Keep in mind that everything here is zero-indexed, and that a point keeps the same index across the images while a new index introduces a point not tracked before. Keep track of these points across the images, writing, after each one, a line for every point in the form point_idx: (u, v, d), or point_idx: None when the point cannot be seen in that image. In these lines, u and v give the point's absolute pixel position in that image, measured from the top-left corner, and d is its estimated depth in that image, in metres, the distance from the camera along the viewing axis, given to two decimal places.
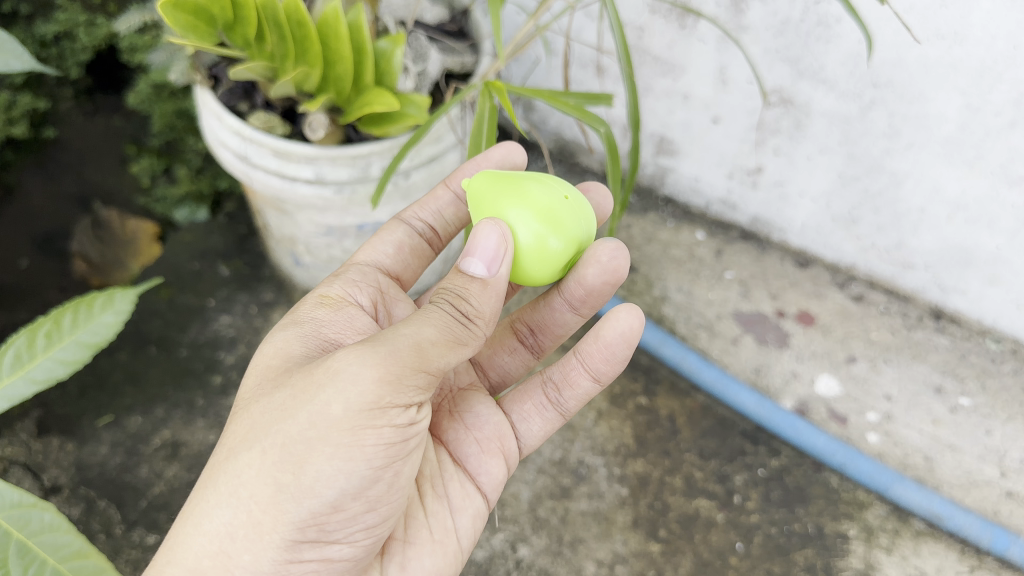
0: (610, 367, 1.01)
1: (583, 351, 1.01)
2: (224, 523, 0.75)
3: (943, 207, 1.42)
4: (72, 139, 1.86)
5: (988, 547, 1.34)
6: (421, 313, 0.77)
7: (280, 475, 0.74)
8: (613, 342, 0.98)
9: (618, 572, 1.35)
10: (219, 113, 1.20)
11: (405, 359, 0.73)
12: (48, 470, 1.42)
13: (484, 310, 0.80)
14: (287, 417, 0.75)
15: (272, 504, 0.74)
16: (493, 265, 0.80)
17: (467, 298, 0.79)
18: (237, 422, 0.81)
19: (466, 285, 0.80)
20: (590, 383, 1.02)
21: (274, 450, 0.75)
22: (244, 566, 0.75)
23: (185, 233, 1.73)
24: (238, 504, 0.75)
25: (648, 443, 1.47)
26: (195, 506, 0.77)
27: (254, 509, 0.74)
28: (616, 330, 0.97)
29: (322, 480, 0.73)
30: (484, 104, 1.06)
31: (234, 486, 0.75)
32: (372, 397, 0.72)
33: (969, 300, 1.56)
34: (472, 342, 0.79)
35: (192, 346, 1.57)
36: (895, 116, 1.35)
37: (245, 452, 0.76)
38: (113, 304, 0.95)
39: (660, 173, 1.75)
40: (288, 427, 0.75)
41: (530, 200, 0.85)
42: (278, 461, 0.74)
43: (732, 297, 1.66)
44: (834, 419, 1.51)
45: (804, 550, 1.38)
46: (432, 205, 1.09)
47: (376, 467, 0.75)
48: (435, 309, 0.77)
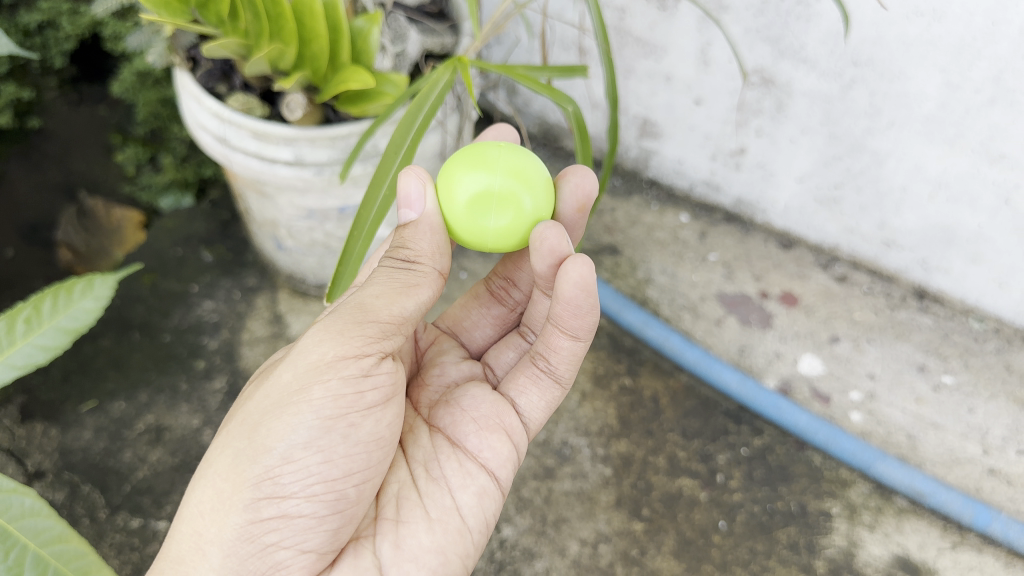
0: (580, 321, 0.91)
1: (552, 317, 0.93)
2: (196, 503, 0.80)
3: (924, 185, 1.43)
4: (56, 128, 1.86)
5: (970, 523, 1.35)
6: (369, 283, 0.87)
7: (239, 444, 0.81)
8: (571, 294, 0.87)
9: (602, 551, 1.35)
10: (198, 96, 1.20)
11: (348, 315, 0.82)
12: (32, 456, 1.42)
13: (425, 252, 0.88)
14: (250, 401, 0.84)
15: (232, 470, 0.80)
16: (418, 204, 0.88)
17: (406, 243, 0.88)
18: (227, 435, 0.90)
19: (403, 232, 0.88)
20: (570, 342, 0.94)
21: (239, 425, 0.83)
22: (211, 538, 0.78)
23: (169, 219, 1.73)
24: (207, 482, 0.81)
25: (631, 424, 1.48)
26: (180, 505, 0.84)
27: (219, 481, 0.80)
28: (567, 281, 0.86)
29: (273, 435, 0.79)
30: (445, 74, 1.04)
31: (206, 469, 0.83)
32: (317, 354, 0.81)
33: (952, 278, 1.56)
34: (421, 281, 0.86)
35: (175, 331, 1.57)
36: (876, 95, 1.35)
37: (218, 441, 0.84)
38: (93, 290, 0.95)
39: (644, 156, 1.75)
40: (251, 407, 0.83)
41: (479, 152, 0.88)
42: (239, 435, 0.82)
43: (716, 279, 1.66)
44: (817, 399, 1.51)
45: (787, 527, 1.38)
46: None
47: (324, 416, 0.79)
48: (381, 275, 0.87)
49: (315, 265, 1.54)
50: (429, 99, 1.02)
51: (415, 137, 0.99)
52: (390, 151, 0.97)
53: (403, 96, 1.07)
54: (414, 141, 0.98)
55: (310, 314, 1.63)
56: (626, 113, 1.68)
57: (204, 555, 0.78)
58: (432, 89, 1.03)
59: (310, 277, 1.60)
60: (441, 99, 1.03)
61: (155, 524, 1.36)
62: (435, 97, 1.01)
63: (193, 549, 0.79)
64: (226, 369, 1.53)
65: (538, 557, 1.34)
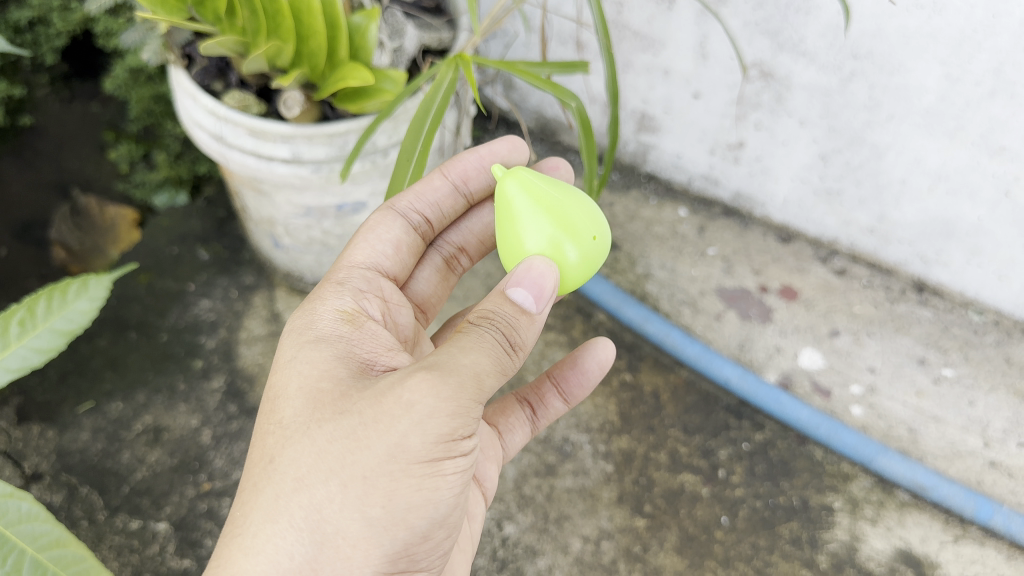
0: (580, 390, 1.10)
1: (557, 375, 1.09)
2: (310, 563, 0.71)
3: (924, 178, 1.42)
4: (49, 126, 1.84)
5: (972, 517, 1.35)
6: (476, 344, 0.75)
7: (368, 508, 0.72)
8: (590, 368, 1.08)
9: (604, 548, 1.35)
10: (193, 93, 1.19)
11: (467, 389, 0.72)
12: (29, 458, 1.41)
13: (526, 341, 0.79)
14: (361, 450, 0.72)
15: (361, 538, 0.72)
16: (540, 302, 0.79)
17: (504, 321, 0.77)
18: (287, 455, 0.75)
19: (516, 315, 0.78)
20: (560, 404, 1.10)
21: (356, 481, 0.72)
22: None
23: (164, 217, 1.71)
24: (321, 540, 0.72)
25: (632, 420, 1.47)
26: (256, 542, 0.72)
27: (343, 545, 0.72)
28: (595, 358, 1.07)
29: (411, 509, 0.74)
30: (448, 74, 1.04)
31: (313, 519, 0.72)
32: (449, 427, 0.72)
33: (951, 271, 1.56)
34: (511, 371, 0.78)
35: (172, 330, 1.56)
36: (875, 88, 1.34)
37: (320, 486, 0.72)
38: (88, 291, 0.95)
39: (642, 150, 1.75)
40: (365, 459, 0.72)
41: (560, 215, 0.85)
42: (362, 495, 0.72)
43: (716, 274, 1.66)
44: (817, 393, 1.51)
45: (789, 522, 1.38)
46: (429, 195, 1.04)
47: (455, 493, 0.77)
48: (485, 336, 0.76)
49: (314, 263, 1.53)
50: (434, 102, 1.02)
51: (424, 142, 1.01)
52: (402, 160, 1.01)
53: (403, 92, 1.06)
54: (424, 145, 1.01)
55: None
56: (624, 108, 1.67)
57: None
58: (436, 92, 1.03)
59: (308, 275, 1.59)
60: (446, 100, 1.02)
61: (154, 526, 1.35)
62: (449, 95, 1.03)
63: None
64: (224, 369, 1.52)
65: (540, 555, 1.34)
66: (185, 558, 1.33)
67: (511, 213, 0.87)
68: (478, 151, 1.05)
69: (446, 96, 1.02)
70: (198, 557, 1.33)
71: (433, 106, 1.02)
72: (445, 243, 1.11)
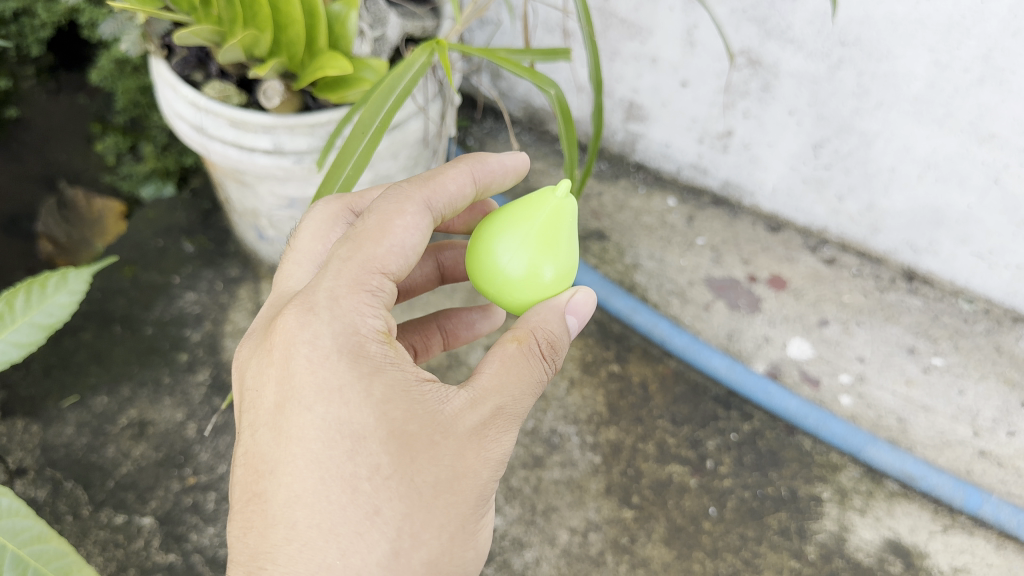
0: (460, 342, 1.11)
1: (450, 330, 1.08)
2: None
3: (913, 166, 1.41)
4: (35, 118, 1.83)
5: (961, 506, 1.34)
6: (535, 385, 0.77)
7: (465, 550, 0.74)
8: (478, 329, 1.11)
9: (592, 540, 1.34)
10: (175, 84, 1.17)
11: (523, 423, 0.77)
12: (13, 453, 1.40)
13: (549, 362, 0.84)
14: (461, 499, 0.72)
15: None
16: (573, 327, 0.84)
17: (558, 347, 0.81)
18: (389, 508, 0.69)
19: (562, 339, 0.81)
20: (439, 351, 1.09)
21: (460, 533, 0.73)
22: None
23: (150, 209, 1.70)
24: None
25: (620, 411, 1.46)
26: None
27: None
28: (487, 322, 1.11)
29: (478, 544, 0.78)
30: (420, 58, 1.00)
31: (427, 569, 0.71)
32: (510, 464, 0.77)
33: (941, 260, 1.55)
34: None
35: (157, 324, 1.55)
36: (864, 75, 1.33)
37: (432, 540, 0.71)
38: (67, 284, 0.93)
39: (630, 139, 1.73)
40: (465, 507, 0.73)
41: (546, 241, 0.83)
42: (462, 541, 0.74)
43: (704, 263, 1.65)
44: (806, 382, 1.50)
45: (777, 513, 1.37)
46: (457, 201, 0.83)
47: None
48: (541, 373, 0.78)
49: None
50: (401, 82, 0.98)
51: (385, 118, 0.96)
52: (358, 133, 0.94)
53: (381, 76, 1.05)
54: (385, 123, 0.96)
55: None
56: (612, 96, 1.66)
57: None
58: (407, 71, 0.98)
59: None
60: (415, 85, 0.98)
61: (139, 520, 1.34)
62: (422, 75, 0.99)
63: None
64: (209, 362, 1.51)
65: (528, 547, 1.33)
66: (170, 553, 1.32)
67: (525, 238, 0.82)
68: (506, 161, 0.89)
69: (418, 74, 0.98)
70: (184, 552, 1.32)
71: (399, 84, 0.97)
72: None
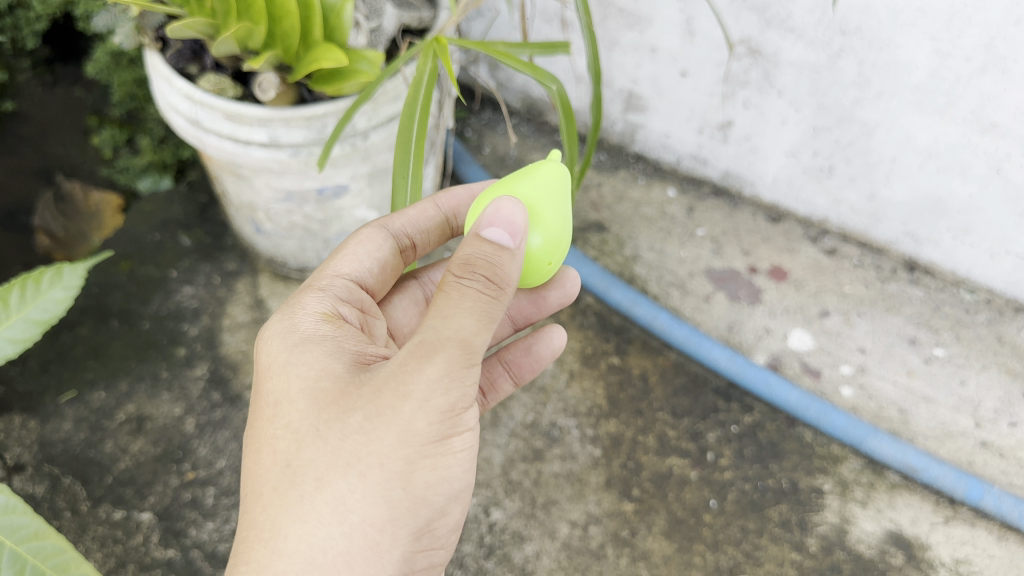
0: (528, 372, 1.10)
1: (511, 360, 1.08)
2: (340, 556, 0.71)
3: (915, 156, 1.40)
4: (31, 111, 1.82)
5: (963, 498, 1.33)
6: (474, 310, 0.71)
7: (389, 491, 0.72)
8: (544, 354, 1.09)
9: (592, 533, 1.33)
10: (168, 77, 1.17)
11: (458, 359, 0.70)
12: (11, 449, 1.39)
13: (513, 280, 0.75)
14: (372, 439, 0.71)
15: (386, 523, 0.72)
16: (517, 236, 0.75)
17: (486, 264, 0.73)
18: (299, 456, 0.73)
19: (495, 253, 0.73)
20: (511, 386, 1.10)
21: (374, 471, 0.71)
22: None
23: (147, 203, 1.70)
24: (349, 530, 0.71)
25: (620, 403, 1.46)
26: (287, 545, 0.70)
27: (370, 533, 0.72)
28: (549, 346, 1.08)
29: (430, 488, 0.74)
30: (426, 64, 1.00)
31: (338, 512, 0.71)
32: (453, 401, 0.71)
33: (943, 250, 1.54)
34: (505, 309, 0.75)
35: (155, 318, 1.54)
36: (864, 64, 1.32)
37: (340, 480, 0.71)
38: (62, 280, 0.93)
39: (629, 130, 1.72)
40: (378, 447, 0.71)
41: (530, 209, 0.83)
42: (382, 481, 0.71)
43: (704, 254, 1.64)
44: (807, 373, 1.49)
45: (778, 505, 1.37)
46: (418, 219, 0.99)
47: (468, 460, 0.77)
48: (471, 295, 0.71)
49: (296, 248, 1.50)
50: (416, 104, 0.98)
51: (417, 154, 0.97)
52: (399, 180, 0.97)
53: (381, 75, 1.05)
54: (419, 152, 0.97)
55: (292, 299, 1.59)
56: (611, 86, 1.65)
57: None
58: (417, 87, 0.98)
59: (291, 261, 1.56)
60: (429, 97, 0.98)
61: (138, 516, 1.34)
62: (432, 89, 0.99)
63: None
64: (207, 357, 1.51)
65: (528, 540, 1.32)
66: (169, 549, 1.31)
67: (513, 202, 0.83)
68: (470, 189, 1.04)
69: (431, 93, 0.98)
70: (184, 547, 1.31)
71: (417, 109, 0.98)
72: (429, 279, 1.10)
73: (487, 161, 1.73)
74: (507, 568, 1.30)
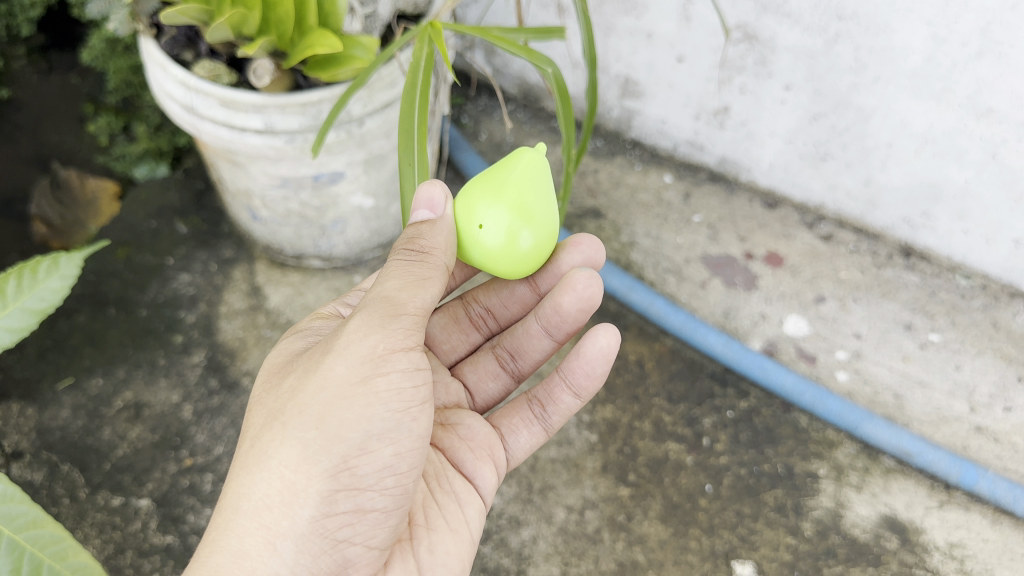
0: (589, 382, 1.02)
1: (564, 369, 1.03)
2: (262, 496, 0.78)
3: (911, 141, 1.40)
4: (26, 98, 1.82)
5: (957, 482, 1.33)
6: (398, 277, 0.84)
7: (304, 432, 0.79)
8: (593, 358, 0.99)
9: (588, 517, 1.34)
10: (164, 64, 1.17)
11: (376, 309, 0.82)
12: (9, 436, 1.40)
13: (438, 245, 0.86)
14: (298, 392, 0.81)
15: (301, 462, 0.78)
16: (439, 208, 0.87)
17: (415, 240, 0.85)
18: (253, 421, 0.85)
19: (419, 226, 0.87)
20: (571, 399, 1.04)
21: (295, 417, 0.80)
22: (281, 531, 0.77)
23: (143, 190, 1.69)
24: (271, 471, 0.78)
25: (617, 389, 1.47)
26: (227, 492, 0.80)
27: (285, 472, 0.78)
28: (595, 347, 0.98)
29: (345, 426, 0.78)
30: (422, 48, 0.99)
31: (264, 456, 0.79)
32: (367, 346, 0.80)
33: (939, 235, 1.54)
34: (433, 274, 0.85)
35: (152, 306, 1.54)
36: (861, 50, 1.32)
37: (269, 431, 0.81)
38: (58, 269, 0.92)
39: (626, 116, 1.72)
40: (301, 397, 0.80)
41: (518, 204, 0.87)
42: (300, 424, 0.79)
43: (701, 241, 1.64)
44: (803, 359, 1.50)
45: (774, 490, 1.37)
46: None
47: (393, 407, 0.80)
48: (398, 265, 0.85)
49: (293, 236, 1.50)
50: (415, 88, 0.97)
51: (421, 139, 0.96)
52: (404, 168, 0.95)
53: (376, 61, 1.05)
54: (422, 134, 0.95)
55: (289, 286, 1.59)
56: (607, 72, 1.65)
57: (277, 551, 0.77)
58: (415, 72, 0.98)
59: (287, 249, 1.56)
60: (428, 81, 0.98)
61: (136, 502, 1.34)
62: (431, 72, 0.98)
63: (263, 543, 0.77)
64: (204, 344, 1.51)
65: (525, 525, 1.33)
66: (168, 535, 1.32)
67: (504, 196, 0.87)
68: None
69: (430, 76, 0.97)
70: (182, 533, 1.32)
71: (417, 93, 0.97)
72: (472, 300, 1.15)
73: (483, 148, 1.72)
74: (503, 552, 1.30)
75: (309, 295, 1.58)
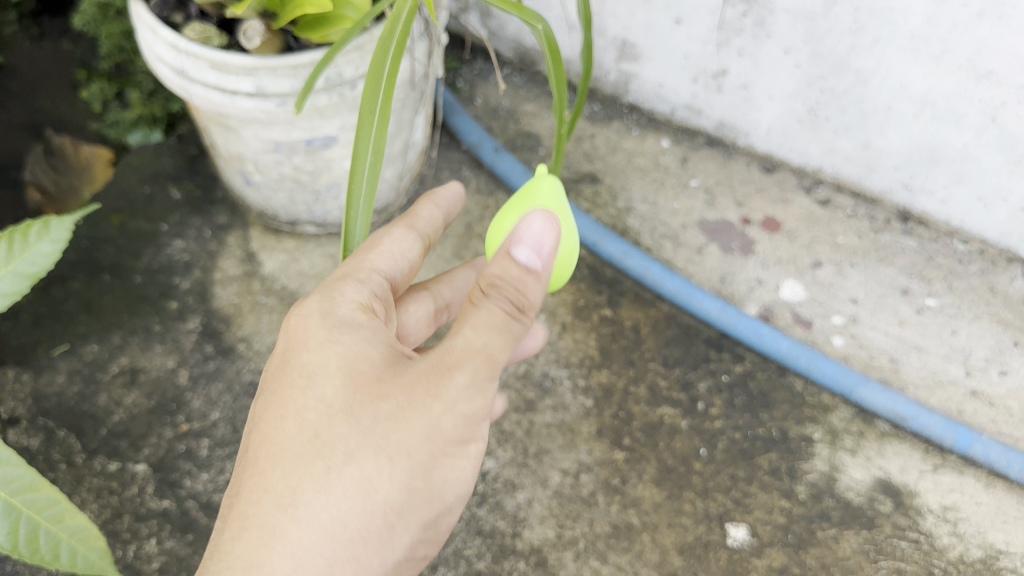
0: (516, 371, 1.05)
1: None
2: (354, 526, 0.70)
3: (910, 105, 1.39)
4: (19, 65, 1.81)
5: (952, 446, 1.33)
6: (507, 333, 0.76)
7: (412, 479, 0.73)
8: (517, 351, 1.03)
9: (584, 481, 1.34)
10: (153, 26, 1.15)
11: (482, 366, 0.74)
12: (5, 402, 1.40)
13: (535, 301, 0.79)
14: (402, 425, 0.72)
15: (403, 506, 0.73)
16: (540, 253, 0.79)
17: (522, 295, 0.77)
18: (330, 431, 0.71)
19: (521, 275, 0.77)
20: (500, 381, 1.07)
21: (403, 457, 0.72)
22: (371, 568, 0.72)
23: (136, 155, 1.68)
24: (371, 510, 0.71)
25: (612, 354, 1.47)
26: (309, 512, 0.69)
27: (388, 514, 0.72)
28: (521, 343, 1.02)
29: (443, 485, 0.76)
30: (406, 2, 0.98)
31: (364, 488, 0.70)
32: (474, 409, 0.75)
33: (937, 201, 1.53)
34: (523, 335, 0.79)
35: (146, 272, 1.54)
36: (860, 11, 1.30)
37: (368, 458, 0.71)
38: (49, 232, 0.88)
39: (624, 79, 1.71)
40: (407, 435, 0.72)
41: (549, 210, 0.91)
42: (409, 467, 0.72)
43: (698, 206, 1.63)
44: (798, 324, 1.50)
45: (768, 453, 1.38)
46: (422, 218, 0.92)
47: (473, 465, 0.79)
48: (500, 314, 0.76)
49: (286, 202, 1.49)
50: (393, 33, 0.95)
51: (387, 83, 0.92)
52: (365, 111, 0.90)
53: (364, 20, 1.03)
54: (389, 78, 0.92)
55: (283, 252, 1.59)
56: (604, 35, 1.63)
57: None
58: (396, 21, 0.96)
59: (281, 214, 1.55)
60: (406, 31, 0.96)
61: (133, 468, 1.35)
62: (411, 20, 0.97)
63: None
64: (199, 310, 1.51)
65: (520, 489, 1.33)
66: (164, 499, 1.32)
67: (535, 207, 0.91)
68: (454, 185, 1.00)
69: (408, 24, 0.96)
70: (178, 498, 1.32)
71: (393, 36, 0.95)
72: None
73: (479, 113, 1.71)
74: (499, 515, 1.31)
75: (303, 261, 1.58)
